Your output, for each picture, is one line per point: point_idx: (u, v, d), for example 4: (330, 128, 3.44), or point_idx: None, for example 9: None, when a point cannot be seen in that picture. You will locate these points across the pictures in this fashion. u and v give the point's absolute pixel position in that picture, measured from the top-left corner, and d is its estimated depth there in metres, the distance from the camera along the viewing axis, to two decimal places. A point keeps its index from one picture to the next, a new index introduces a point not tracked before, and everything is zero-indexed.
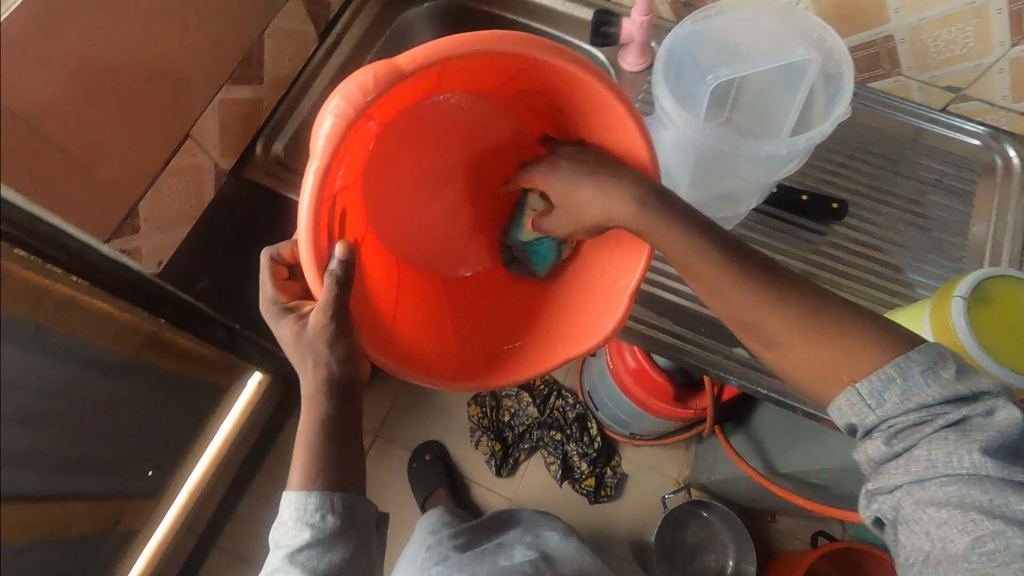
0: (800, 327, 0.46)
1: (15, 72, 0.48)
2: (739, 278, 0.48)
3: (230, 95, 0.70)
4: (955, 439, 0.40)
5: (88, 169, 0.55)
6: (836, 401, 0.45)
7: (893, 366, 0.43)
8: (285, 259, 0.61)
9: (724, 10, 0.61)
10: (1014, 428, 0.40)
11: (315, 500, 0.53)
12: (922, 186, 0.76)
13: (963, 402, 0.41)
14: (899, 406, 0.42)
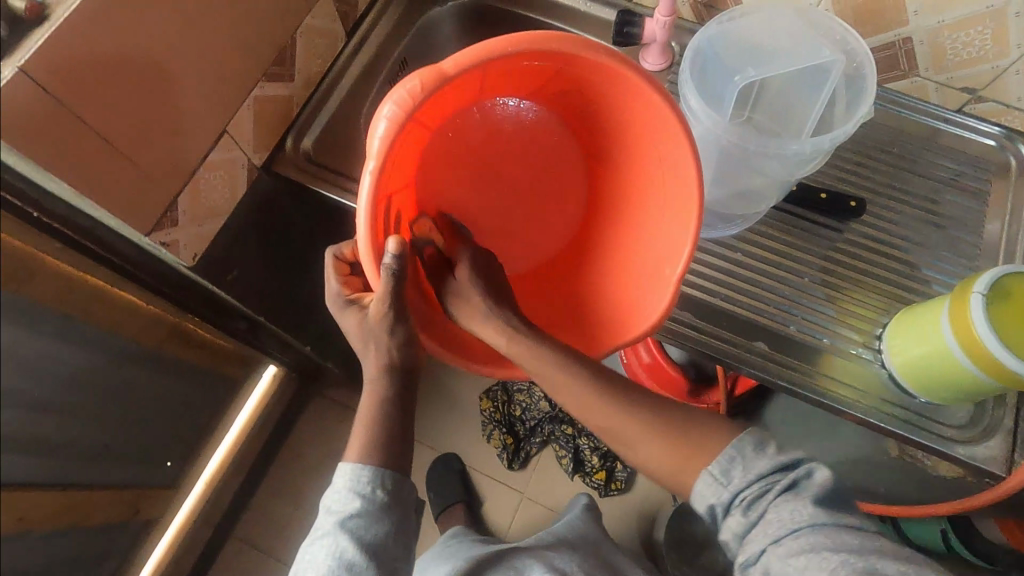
0: (655, 431, 0.55)
1: (75, 69, 0.50)
2: (616, 404, 0.58)
3: (264, 92, 0.72)
4: (791, 498, 0.45)
5: (135, 164, 0.58)
6: (698, 486, 0.50)
7: (730, 445, 0.50)
8: (348, 257, 0.65)
9: (747, 11, 0.62)
10: (830, 489, 0.45)
11: (369, 473, 0.57)
12: (938, 185, 0.77)
13: (790, 469, 0.47)
14: (744, 478, 0.47)
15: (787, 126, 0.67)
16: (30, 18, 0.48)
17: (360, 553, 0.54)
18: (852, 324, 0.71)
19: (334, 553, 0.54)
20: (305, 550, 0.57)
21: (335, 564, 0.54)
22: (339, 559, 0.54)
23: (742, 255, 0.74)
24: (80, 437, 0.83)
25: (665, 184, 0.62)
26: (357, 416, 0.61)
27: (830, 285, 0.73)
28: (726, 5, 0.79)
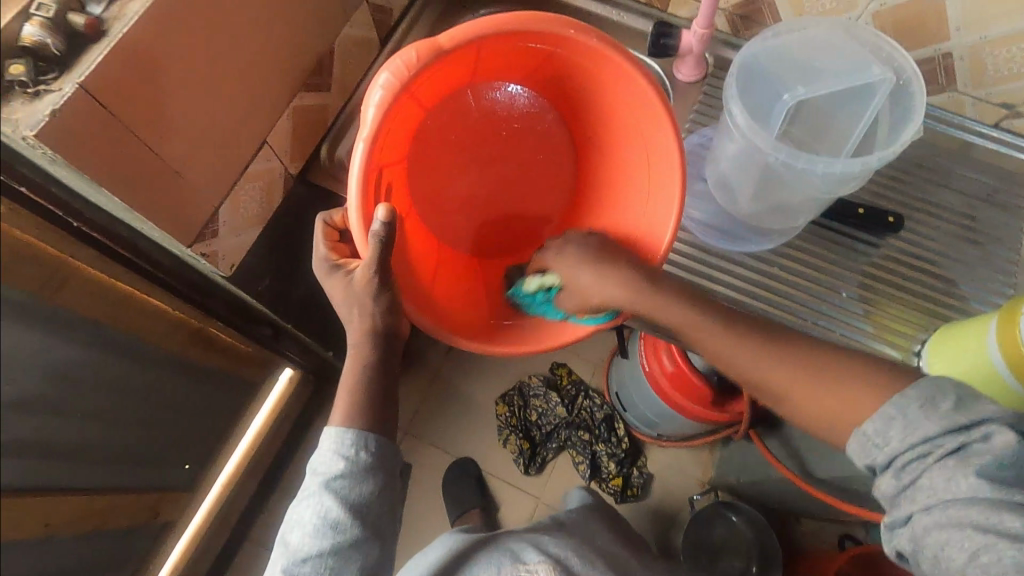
0: (799, 369, 0.53)
1: (132, 86, 0.51)
2: (745, 344, 0.55)
3: (303, 102, 0.73)
4: (955, 466, 0.42)
5: (180, 176, 0.60)
6: (848, 443, 0.48)
7: (888, 406, 0.46)
8: (338, 224, 0.66)
9: (794, 28, 0.62)
10: (1016, 455, 0.41)
11: (353, 437, 0.58)
12: (973, 200, 0.77)
13: (964, 432, 0.42)
14: (901, 440, 0.45)
15: (826, 143, 0.67)
16: (89, 33, 0.48)
17: (343, 512, 0.56)
18: (892, 340, 0.71)
19: (319, 513, 0.56)
20: (292, 508, 0.58)
21: (319, 522, 0.56)
22: (324, 519, 0.56)
23: (779, 269, 0.74)
24: (95, 439, 0.78)
25: (657, 163, 0.61)
26: (343, 380, 0.61)
27: (868, 299, 0.73)
28: (763, 18, 0.79)
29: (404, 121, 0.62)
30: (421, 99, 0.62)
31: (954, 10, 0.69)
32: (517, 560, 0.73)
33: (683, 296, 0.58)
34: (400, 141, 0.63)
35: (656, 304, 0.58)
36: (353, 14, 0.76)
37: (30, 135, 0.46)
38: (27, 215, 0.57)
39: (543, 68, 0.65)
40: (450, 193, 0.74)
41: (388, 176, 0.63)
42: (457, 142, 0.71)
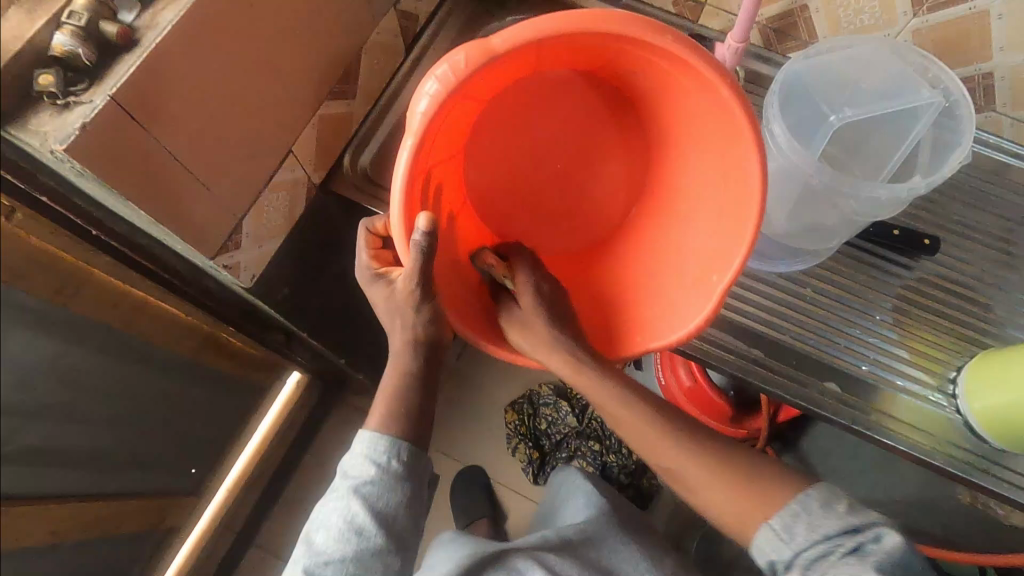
0: (710, 471, 0.58)
1: (163, 95, 0.50)
2: (660, 438, 0.59)
3: (328, 110, 0.72)
4: (854, 563, 0.49)
5: (209, 186, 0.58)
6: (757, 540, 0.54)
7: (794, 504, 0.54)
8: (380, 232, 0.64)
9: (839, 46, 0.61)
10: (899, 556, 0.49)
11: (386, 443, 0.58)
12: (1009, 223, 0.76)
13: (858, 532, 0.51)
14: (806, 538, 0.52)
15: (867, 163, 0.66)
16: (121, 43, 0.47)
17: (370, 518, 0.56)
18: (925, 364, 0.70)
19: (347, 516, 0.56)
20: (322, 506, 0.59)
21: (345, 527, 0.56)
22: (349, 523, 0.56)
23: (810, 290, 0.73)
24: (102, 444, 0.75)
25: (720, 172, 0.58)
26: (379, 394, 0.61)
27: (902, 322, 0.71)
28: (797, 32, 0.78)
29: (458, 119, 0.58)
30: (479, 97, 0.57)
31: (998, 30, 0.68)
32: None
33: (608, 373, 0.60)
34: (452, 138, 0.60)
35: (595, 385, 0.59)
36: (382, 20, 0.74)
37: (59, 149, 0.45)
38: (42, 221, 0.55)
39: (610, 65, 0.59)
40: (507, 181, 0.71)
41: (438, 174, 0.61)
42: (517, 133, 0.67)
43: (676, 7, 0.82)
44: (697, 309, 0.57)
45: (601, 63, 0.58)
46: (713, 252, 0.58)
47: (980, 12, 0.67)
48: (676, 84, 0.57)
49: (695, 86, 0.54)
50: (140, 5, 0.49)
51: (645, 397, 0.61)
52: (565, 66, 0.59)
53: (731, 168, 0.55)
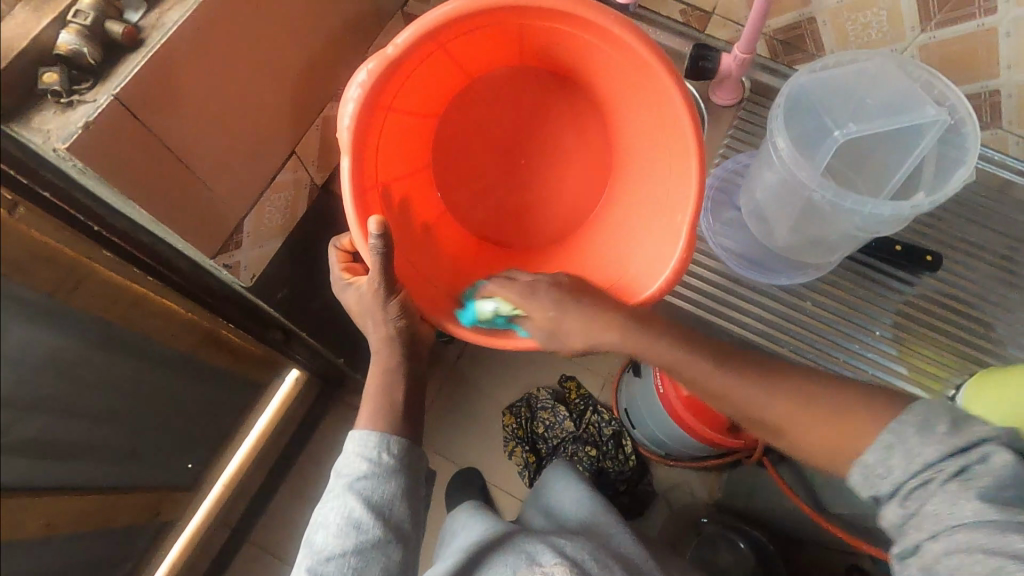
0: (796, 403, 0.49)
1: (169, 97, 0.50)
2: (739, 376, 0.52)
3: (334, 111, 0.72)
4: (958, 488, 0.40)
5: (211, 188, 0.59)
6: (852, 477, 0.45)
7: (887, 433, 0.43)
8: (348, 247, 0.66)
9: (843, 61, 0.61)
10: (1012, 474, 0.39)
11: (377, 438, 0.57)
12: (1012, 240, 0.75)
13: (963, 453, 0.40)
14: (904, 467, 0.42)
15: (869, 179, 0.65)
16: (127, 42, 0.47)
17: (367, 512, 0.55)
18: (926, 383, 0.69)
19: (343, 513, 0.55)
20: (316, 510, 0.57)
21: (343, 523, 0.55)
22: (348, 519, 0.55)
23: (810, 304, 0.72)
24: (100, 437, 0.74)
25: (661, 145, 0.63)
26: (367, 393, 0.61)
27: (902, 339, 0.71)
28: (804, 45, 0.78)
29: (403, 117, 0.64)
30: (410, 109, 0.65)
31: (1005, 48, 0.68)
32: (532, 561, 0.69)
33: (691, 340, 0.55)
34: (403, 140, 0.66)
35: (650, 341, 0.55)
36: (389, 23, 0.75)
37: (61, 147, 0.44)
38: (43, 218, 0.56)
39: (527, 48, 0.66)
40: (469, 189, 0.77)
41: (397, 179, 0.66)
42: (461, 138, 0.75)
43: (683, 16, 0.82)
44: (658, 271, 0.60)
45: (520, 47, 0.66)
46: (666, 222, 0.62)
47: (988, 30, 0.67)
48: (594, 58, 0.64)
49: (606, 51, 0.61)
50: (146, 4, 0.49)
51: (669, 335, 0.55)
52: (490, 51, 0.66)
53: (665, 129, 0.60)
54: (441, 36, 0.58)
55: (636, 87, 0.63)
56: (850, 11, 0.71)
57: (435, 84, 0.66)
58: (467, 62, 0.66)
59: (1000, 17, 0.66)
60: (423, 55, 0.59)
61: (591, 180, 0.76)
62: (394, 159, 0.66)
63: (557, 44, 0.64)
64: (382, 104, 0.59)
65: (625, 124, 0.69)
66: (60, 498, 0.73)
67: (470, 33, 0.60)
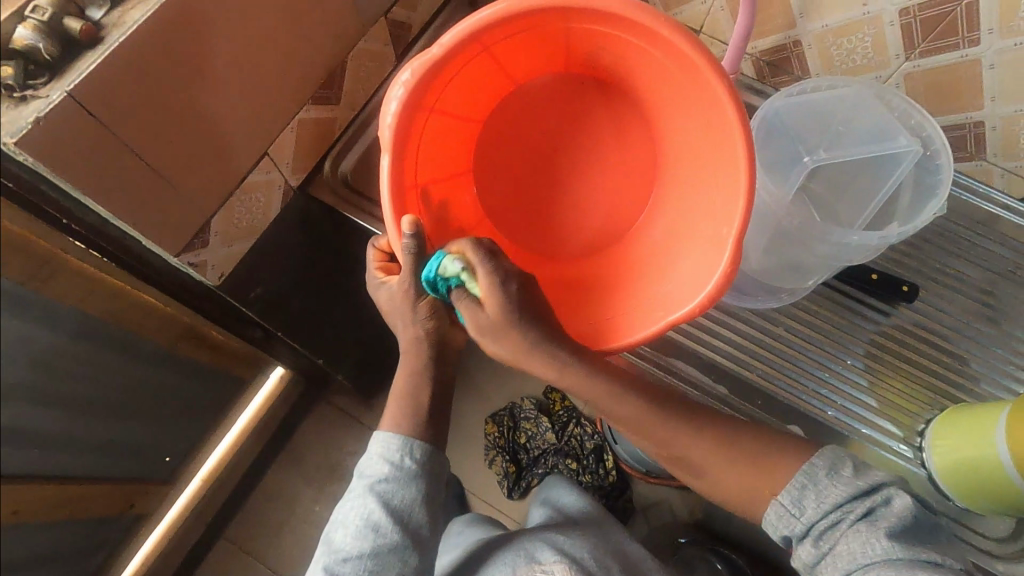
0: (713, 448, 0.54)
1: (132, 100, 0.54)
2: (659, 417, 0.56)
3: (309, 114, 0.77)
4: (867, 529, 0.45)
5: (178, 187, 0.64)
6: (767, 514, 0.50)
7: (801, 475, 0.50)
8: (386, 248, 0.64)
9: (821, 86, 0.61)
10: (909, 516, 0.46)
11: (400, 441, 0.56)
12: (993, 275, 0.74)
13: (867, 496, 0.47)
14: (817, 509, 0.48)
15: (845, 207, 0.64)
16: (86, 39, 0.50)
17: (387, 516, 0.53)
18: (895, 416, 0.69)
19: (363, 514, 0.54)
20: (338, 512, 0.56)
21: (363, 524, 0.53)
22: (366, 520, 0.53)
23: (783, 329, 0.72)
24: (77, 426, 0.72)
25: (705, 153, 0.59)
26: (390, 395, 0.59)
27: (874, 370, 0.70)
28: (791, 66, 0.77)
29: (444, 118, 0.62)
30: (455, 109, 0.63)
31: (990, 81, 0.67)
32: (532, 558, 0.64)
33: (604, 370, 0.56)
34: (441, 140, 0.64)
35: (585, 379, 0.56)
36: (370, 28, 0.78)
37: (9, 142, 0.46)
38: (17, 210, 0.51)
39: (572, 52, 0.62)
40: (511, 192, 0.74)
41: (435, 181, 0.65)
42: (504, 140, 0.71)
43: None
44: (696, 289, 0.55)
45: (565, 49, 0.62)
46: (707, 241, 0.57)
47: (971, 61, 0.66)
48: (641, 61, 0.59)
49: (650, 52, 0.56)
50: (110, 3, 0.52)
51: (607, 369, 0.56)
52: (534, 53, 0.62)
53: (711, 142, 0.56)
54: (485, 37, 0.54)
55: (684, 92, 0.58)
56: (835, 36, 0.71)
57: (477, 85, 0.64)
58: (511, 65, 0.63)
59: (984, 49, 0.65)
60: (465, 54, 0.56)
61: (640, 188, 0.71)
62: (433, 160, 0.64)
63: (603, 47, 0.60)
64: (424, 104, 0.56)
65: (674, 131, 0.65)
66: (44, 488, 0.70)
67: (516, 34, 0.56)
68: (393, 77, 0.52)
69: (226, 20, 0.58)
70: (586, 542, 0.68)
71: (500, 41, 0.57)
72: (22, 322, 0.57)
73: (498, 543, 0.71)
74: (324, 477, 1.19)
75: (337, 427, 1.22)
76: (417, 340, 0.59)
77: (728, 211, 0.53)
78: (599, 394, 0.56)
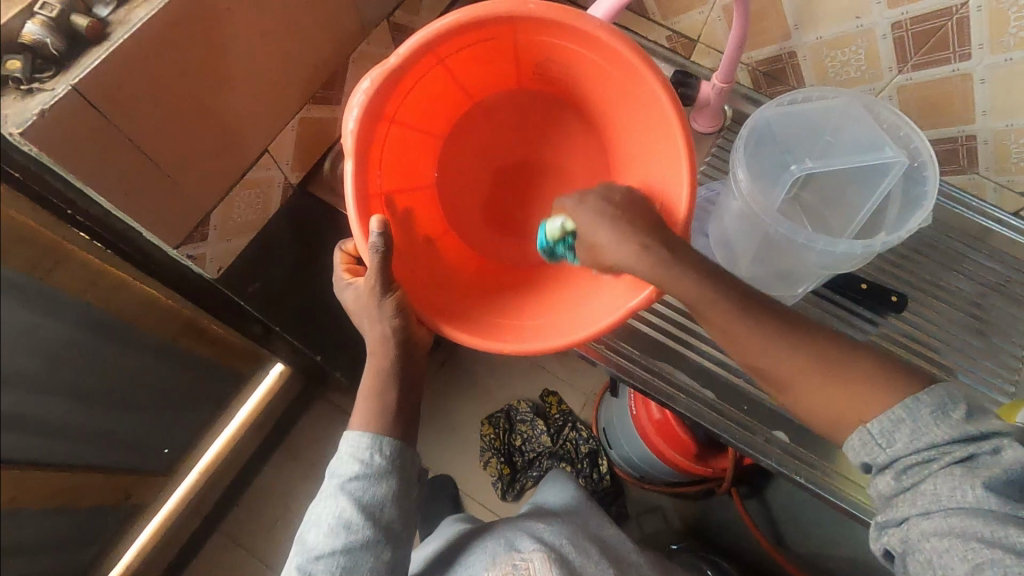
0: (815, 365, 0.48)
1: (132, 96, 0.55)
2: (762, 330, 0.48)
3: (310, 113, 0.78)
4: (962, 474, 0.42)
5: (177, 181, 0.66)
6: (850, 440, 0.47)
7: (902, 407, 0.45)
8: (352, 252, 0.65)
9: (811, 96, 0.62)
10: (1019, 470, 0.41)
11: (370, 440, 0.56)
12: (985, 288, 0.75)
13: (974, 442, 0.42)
14: (909, 444, 0.44)
15: (831, 216, 0.66)
16: (91, 35, 0.52)
17: (358, 513, 0.54)
18: None
19: (335, 514, 0.54)
20: (311, 512, 0.57)
21: (335, 522, 0.54)
22: (339, 519, 0.54)
23: None
24: (71, 414, 0.71)
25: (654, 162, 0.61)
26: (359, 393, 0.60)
27: None
28: (787, 77, 0.80)
29: (407, 129, 0.64)
30: (415, 121, 0.65)
31: (981, 95, 0.68)
32: (511, 547, 0.65)
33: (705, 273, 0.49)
34: (405, 152, 0.66)
35: (669, 277, 0.49)
36: (373, 32, 0.80)
37: (16, 132, 0.49)
38: (22, 199, 0.52)
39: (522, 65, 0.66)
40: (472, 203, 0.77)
41: (401, 190, 0.66)
42: (464, 152, 0.75)
43: (670, 42, 0.84)
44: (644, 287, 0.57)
45: (517, 63, 0.65)
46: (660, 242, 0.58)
47: (963, 75, 0.68)
48: (591, 75, 0.62)
49: (593, 61, 0.59)
50: (116, 1, 0.53)
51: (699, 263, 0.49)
52: (489, 67, 0.66)
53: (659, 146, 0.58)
54: (438, 49, 0.57)
55: (629, 104, 0.61)
56: (829, 48, 0.73)
57: (437, 99, 0.66)
58: (467, 79, 0.66)
59: (974, 64, 0.67)
60: (424, 67, 0.58)
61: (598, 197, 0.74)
62: (398, 171, 0.65)
63: (551, 61, 0.63)
64: (385, 114, 0.58)
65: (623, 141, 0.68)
66: (35, 475, 0.69)
67: (468, 49, 0.60)
68: (353, 86, 0.53)
69: (230, 21, 0.59)
70: (565, 529, 0.70)
71: (455, 54, 0.60)
72: (28, 312, 0.58)
73: (481, 533, 0.72)
74: (319, 473, 1.20)
75: (334, 423, 1.23)
76: (385, 338, 0.59)
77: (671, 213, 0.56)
78: (700, 296, 0.49)
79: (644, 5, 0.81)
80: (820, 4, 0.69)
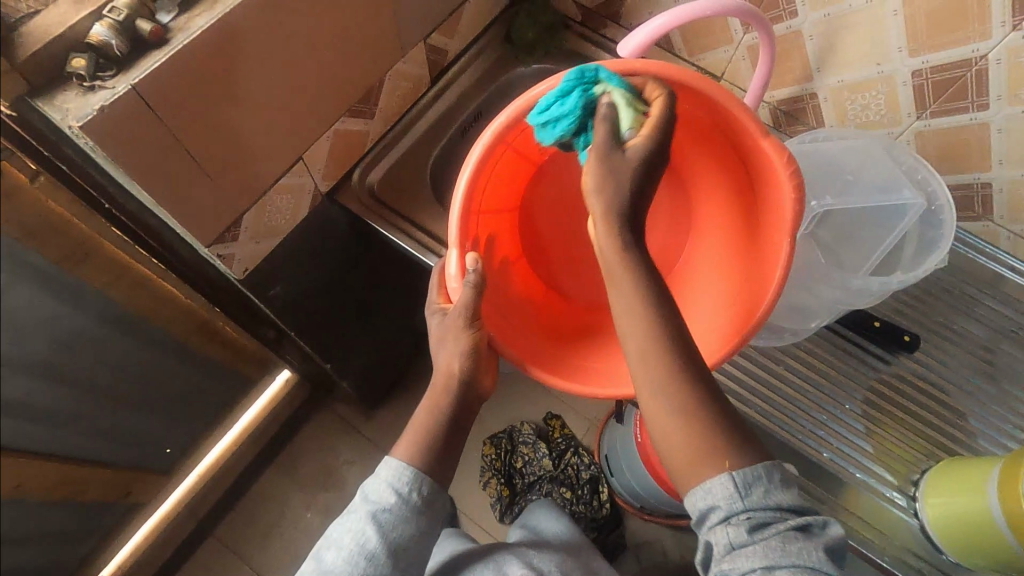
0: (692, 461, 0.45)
1: (184, 91, 0.57)
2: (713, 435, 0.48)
3: (345, 126, 0.81)
4: (802, 539, 0.41)
5: (214, 180, 0.67)
6: (706, 482, 0.43)
7: (760, 465, 0.43)
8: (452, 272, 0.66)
9: (830, 137, 0.68)
10: (835, 544, 0.42)
11: (411, 474, 0.54)
12: (996, 334, 0.75)
13: (808, 513, 0.42)
14: (760, 499, 0.42)
15: (848, 256, 0.67)
16: (153, 39, 0.55)
17: (383, 547, 0.52)
18: (890, 464, 0.69)
19: (358, 540, 0.52)
20: (332, 527, 0.55)
21: (356, 550, 0.52)
22: (361, 546, 0.52)
23: (783, 368, 0.73)
24: (74, 403, 0.70)
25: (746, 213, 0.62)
26: (410, 422, 0.58)
27: (871, 417, 0.71)
28: (807, 117, 0.82)
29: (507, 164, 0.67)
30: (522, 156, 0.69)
31: (997, 144, 0.70)
32: (499, 569, 0.68)
33: None
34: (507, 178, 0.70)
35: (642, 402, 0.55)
36: (412, 52, 0.83)
37: (75, 125, 0.51)
38: (63, 189, 0.56)
39: None
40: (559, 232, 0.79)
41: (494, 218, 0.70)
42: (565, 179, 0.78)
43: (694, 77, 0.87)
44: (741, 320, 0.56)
45: None
46: (748, 284, 0.58)
47: (981, 124, 0.70)
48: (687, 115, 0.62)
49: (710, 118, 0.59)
50: (178, 9, 0.57)
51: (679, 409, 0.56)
52: None
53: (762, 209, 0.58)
54: None
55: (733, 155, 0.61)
56: (850, 91, 0.76)
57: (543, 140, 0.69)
58: None
59: (992, 114, 0.69)
60: None
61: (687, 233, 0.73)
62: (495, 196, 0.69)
63: None
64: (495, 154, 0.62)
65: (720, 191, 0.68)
66: (36, 464, 0.68)
67: None
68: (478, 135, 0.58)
69: (281, 33, 0.63)
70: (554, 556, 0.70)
71: None
72: (53, 302, 0.61)
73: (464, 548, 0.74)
74: (317, 483, 1.19)
75: (335, 434, 1.23)
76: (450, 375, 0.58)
77: (765, 269, 0.56)
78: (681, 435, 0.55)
79: (671, 42, 0.85)
80: (843, 49, 0.73)
